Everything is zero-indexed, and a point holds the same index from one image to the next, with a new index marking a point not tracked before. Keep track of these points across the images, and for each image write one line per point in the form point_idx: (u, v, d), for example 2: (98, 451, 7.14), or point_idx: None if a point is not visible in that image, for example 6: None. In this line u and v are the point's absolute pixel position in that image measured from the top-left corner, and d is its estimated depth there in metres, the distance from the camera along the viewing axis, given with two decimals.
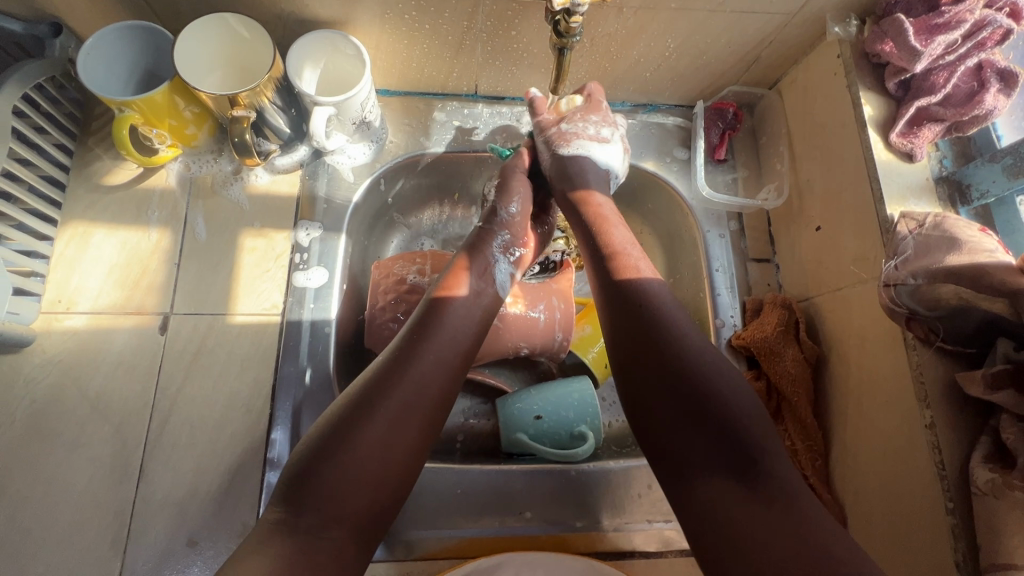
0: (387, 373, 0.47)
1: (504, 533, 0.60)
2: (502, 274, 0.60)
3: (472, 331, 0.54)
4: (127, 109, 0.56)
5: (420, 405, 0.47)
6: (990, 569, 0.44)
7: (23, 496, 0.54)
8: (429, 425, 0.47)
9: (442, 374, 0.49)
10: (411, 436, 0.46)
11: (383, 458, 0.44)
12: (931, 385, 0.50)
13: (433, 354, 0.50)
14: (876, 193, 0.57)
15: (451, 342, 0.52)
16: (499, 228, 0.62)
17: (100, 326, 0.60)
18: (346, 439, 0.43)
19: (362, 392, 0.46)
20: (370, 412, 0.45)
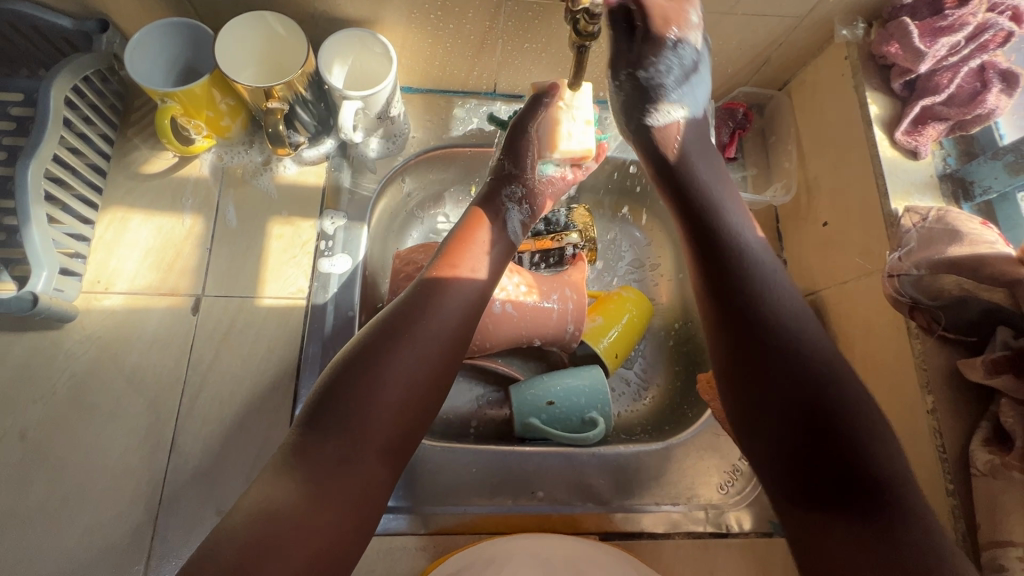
0: (409, 313, 0.50)
1: (517, 512, 0.63)
2: (514, 224, 0.63)
3: (488, 279, 0.56)
4: (168, 100, 0.59)
5: (438, 345, 0.49)
6: (988, 546, 0.46)
7: (64, 463, 0.57)
8: (445, 365, 0.50)
9: (459, 318, 0.52)
10: (431, 372, 0.48)
11: (406, 390, 0.46)
12: (933, 372, 0.52)
13: (450, 298, 0.52)
14: (881, 188, 0.59)
15: (467, 290, 0.54)
16: (512, 181, 0.65)
17: (136, 305, 0.64)
18: (370, 370, 0.46)
19: (385, 329, 0.49)
20: (394, 346, 0.47)
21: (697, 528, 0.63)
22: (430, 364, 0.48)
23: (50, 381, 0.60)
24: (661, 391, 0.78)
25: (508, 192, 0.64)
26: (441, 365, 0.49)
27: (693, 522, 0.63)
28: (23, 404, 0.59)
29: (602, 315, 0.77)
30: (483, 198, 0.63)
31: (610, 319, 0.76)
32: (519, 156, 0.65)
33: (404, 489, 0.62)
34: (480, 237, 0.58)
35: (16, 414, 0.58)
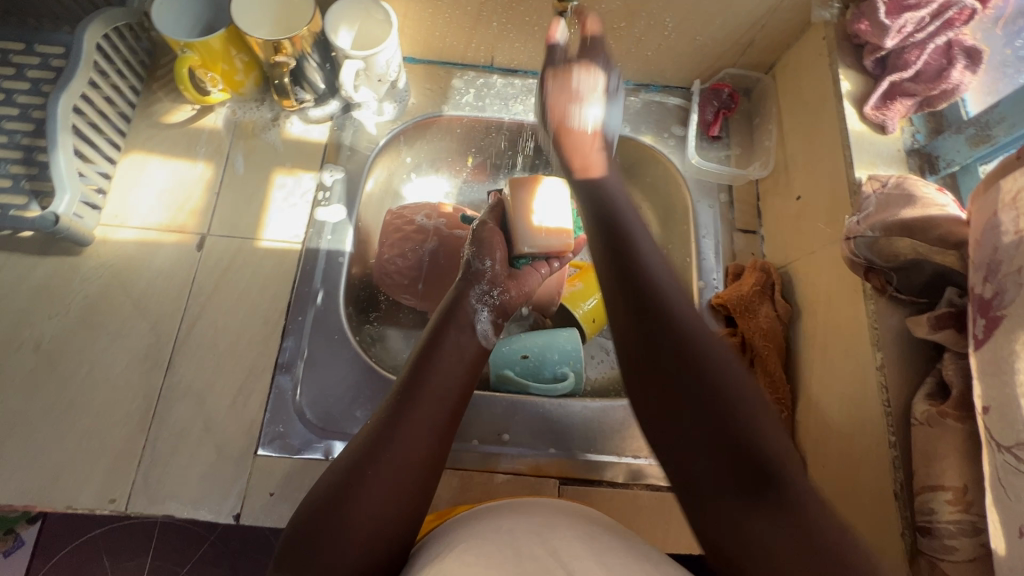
0: (376, 441, 0.43)
1: (483, 453, 0.66)
2: (484, 325, 0.57)
3: (463, 382, 0.49)
4: (188, 50, 0.65)
5: (403, 471, 0.42)
6: (922, 491, 0.47)
7: (71, 373, 0.63)
8: (417, 491, 0.43)
9: (431, 436, 0.45)
10: (405, 501, 0.42)
11: (377, 528, 0.40)
12: (884, 330, 0.54)
13: (417, 414, 0.45)
14: (847, 159, 0.61)
15: (438, 400, 0.46)
16: (478, 280, 0.60)
17: (147, 239, 0.69)
18: (336, 512, 0.40)
19: (351, 461, 0.43)
20: (359, 484, 0.41)
21: (657, 482, 0.66)
22: (401, 498, 0.42)
23: (65, 300, 0.66)
24: None
25: (475, 293, 0.59)
26: (413, 492, 0.43)
27: (653, 475, 0.66)
28: (39, 319, 0.64)
29: (583, 281, 0.79)
30: (461, 283, 0.61)
31: (590, 285, 0.79)
32: (484, 251, 0.62)
33: None
34: (444, 343, 0.51)
35: (32, 327, 0.64)
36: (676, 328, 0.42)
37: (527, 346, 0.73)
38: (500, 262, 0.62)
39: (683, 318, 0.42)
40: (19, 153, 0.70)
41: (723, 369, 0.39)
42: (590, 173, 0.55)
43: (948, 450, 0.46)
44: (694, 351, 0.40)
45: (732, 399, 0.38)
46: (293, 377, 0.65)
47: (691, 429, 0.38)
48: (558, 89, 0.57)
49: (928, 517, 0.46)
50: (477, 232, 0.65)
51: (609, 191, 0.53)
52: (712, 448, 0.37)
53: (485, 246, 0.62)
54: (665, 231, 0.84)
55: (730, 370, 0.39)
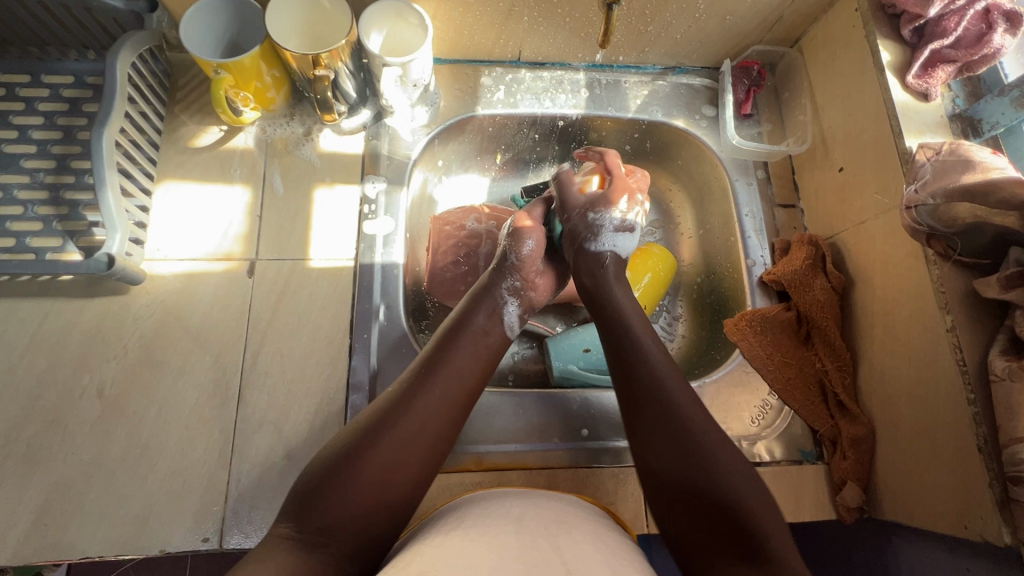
0: (396, 408, 0.50)
1: (563, 448, 0.66)
2: (512, 316, 0.61)
3: (476, 368, 0.55)
4: (221, 71, 0.63)
5: (415, 438, 0.49)
6: (1009, 443, 0.50)
7: (140, 415, 0.61)
8: (422, 459, 0.49)
9: (441, 413, 0.51)
10: (413, 467, 0.48)
11: (384, 483, 0.47)
12: (951, 293, 0.57)
13: (435, 392, 0.51)
14: (895, 128, 0.63)
15: (451, 381, 0.53)
16: (511, 271, 0.62)
17: (195, 270, 0.67)
18: (352, 467, 0.46)
19: (370, 425, 0.49)
20: (373, 443, 0.48)
21: None
22: (408, 461, 0.48)
23: (121, 342, 0.63)
24: (688, 338, 0.83)
25: (506, 284, 0.62)
26: (421, 459, 0.49)
27: None
28: (97, 364, 0.62)
29: (630, 269, 0.80)
30: (484, 278, 0.63)
31: (638, 272, 0.79)
32: (614, 194, 0.66)
33: None
34: (470, 325, 0.57)
35: (91, 373, 0.62)
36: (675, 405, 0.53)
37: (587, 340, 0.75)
38: (537, 249, 0.63)
39: (671, 395, 0.54)
40: (46, 193, 0.66)
41: (706, 432, 0.51)
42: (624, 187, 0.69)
43: None
44: (686, 424, 0.52)
45: (710, 440, 0.51)
46: (366, 395, 0.65)
47: (683, 520, 0.48)
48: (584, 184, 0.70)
49: (1019, 466, 0.49)
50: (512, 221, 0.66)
51: (616, 304, 0.62)
52: (683, 496, 0.49)
53: (618, 186, 0.67)
54: (702, 211, 0.85)
55: (706, 438, 0.51)
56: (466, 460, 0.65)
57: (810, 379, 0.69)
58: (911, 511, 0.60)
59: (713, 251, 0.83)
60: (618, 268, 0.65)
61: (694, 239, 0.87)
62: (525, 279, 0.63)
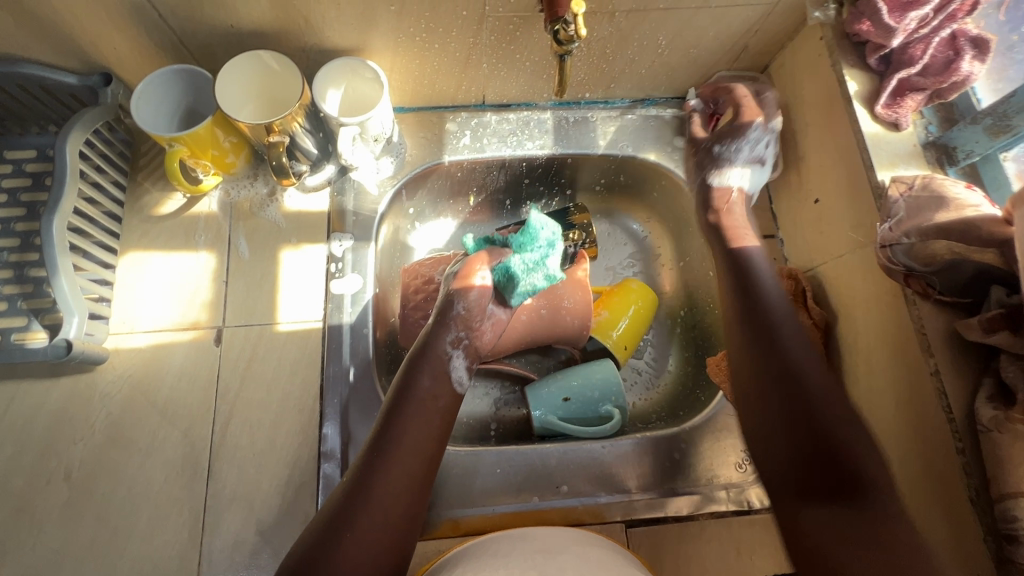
0: (355, 500, 0.49)
1: (543, 507, 0.64)
2: (458, 370, 0.61)
3: (432, 442, 0.55)
4: (175, 144, 0.62)
5: (381, 530, 0.49)
6: (999, 499, 0.47)
7: (108, 498, 0.60)
8: (386, 548, 0.48)
9: (403, 492, 0.51)
10: (384, 556, 0.48)
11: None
12: (932, 335, 0.54)
13: (388, 475, 0.51)
14: (866, 162, 0.61)
15: (403, 464, 0.52)
16: (455, 322, 0.62)
17: (162, 341, 0.66)
18: (316, 570, 0.45)
19: (329, 520, 0.48)
20: (336, 542, 0.47)
21: (719, 508, 0.65)
22: (382, 550, 0.48)
23: (88, 421, 0.63)
24: (674, 376, 0.80)
25: (450, 336, 0.62)
26: (389, 547, 0.49)
27: (715, 503, 0.65)
28: (65, 446, 0.61)
29: (608, 309, 0.79)
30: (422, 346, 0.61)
31: (616, 311, 0.78)
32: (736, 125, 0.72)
33: None
34: (416, 393, 0.57)
35: (58, 456, 0.61)
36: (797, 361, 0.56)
37: (567, 387, 0.73)
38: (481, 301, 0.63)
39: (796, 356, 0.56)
40: (9, 272, 0.66)
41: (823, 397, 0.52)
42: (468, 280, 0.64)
43: (1022, 456, 0.46)
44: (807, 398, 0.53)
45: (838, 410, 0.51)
46: (338, 463, 0.63)
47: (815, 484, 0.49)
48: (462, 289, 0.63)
49: (1012, 524, 0.46)
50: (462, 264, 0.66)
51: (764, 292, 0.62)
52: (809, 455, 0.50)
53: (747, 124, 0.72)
54: (681, 244, 0.84)
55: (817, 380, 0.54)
56: (442, 525, 0.63)
57: None
58: None
59: (695, 285, 0.81)
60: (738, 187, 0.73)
61: (675, 271, 0.85)
62: (469, 327, 0.63)
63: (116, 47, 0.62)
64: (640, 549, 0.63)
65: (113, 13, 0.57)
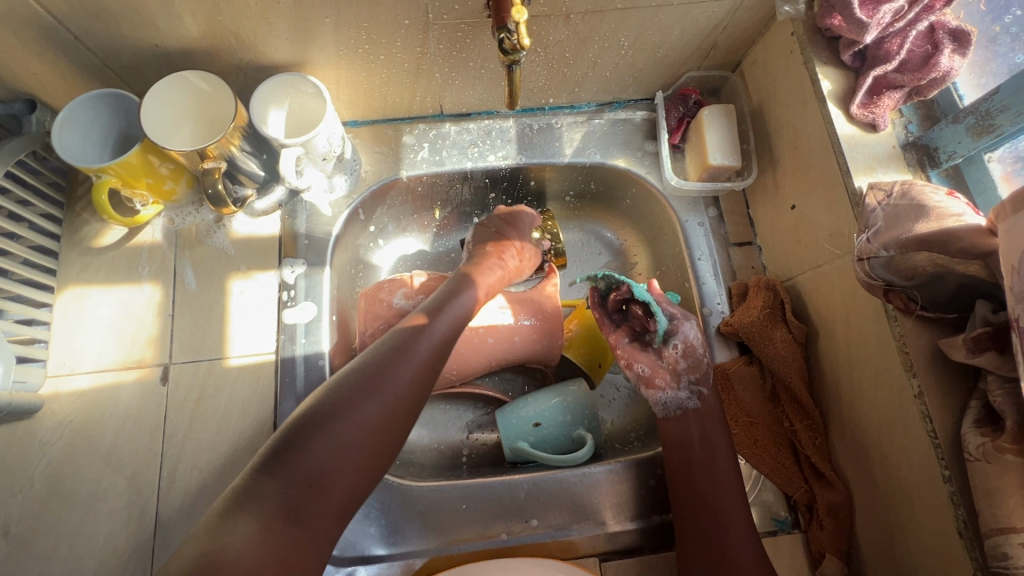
0: (391, 357, 0.51)
1: (511, 542, 0.61)
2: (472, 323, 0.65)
3: (465, 323, 0.57)
4: (104, 174, 0.58)
5: (401, 402, 0.50)
6: (989, 534, 0.44)
7: (48, 554, 0.57)
8: (406, 418, 0.50)
9: (434, 366, 0.53)
10: (400, 427, 0.50)
11: (373, 441, 0.48)
12: (916, 354, 0.50)
13: (427, 343, 0.53)
14: (842, 167, 0.57)
15: (431, 342, 0.53)
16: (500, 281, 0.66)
17: (105, 382, 0.63)
18: (339, 423, 0.46)
19: (355, 380, 0.49)
20: (364, 401, 0.48)
21: None
22: (404, 409, 0.50)
23: (27, 472, 0.59)
24: None
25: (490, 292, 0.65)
26: (410, 415, 0.51)
27: None
28: (3, 499, 0.58)
29: (580, 324, 0.76)
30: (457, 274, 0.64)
31: (588, 327, 0.75)
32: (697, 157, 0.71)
33: (390, 533, 0.61)
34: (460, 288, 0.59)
35: None
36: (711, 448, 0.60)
37: (537, 412, 0.69)
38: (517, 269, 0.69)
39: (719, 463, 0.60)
40: None
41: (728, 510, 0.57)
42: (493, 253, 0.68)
43: (1013, 489, 0.42)
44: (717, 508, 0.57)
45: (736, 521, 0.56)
46: None
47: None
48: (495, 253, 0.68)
49: (1004, 562, 0.43)
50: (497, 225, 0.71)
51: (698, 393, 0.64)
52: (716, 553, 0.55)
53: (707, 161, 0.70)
54: (655, 253, 0.80)
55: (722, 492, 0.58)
56: (405, 566, 0.60)
57: (778, 439, 0.63)
58: None
59: None
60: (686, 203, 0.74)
61: None
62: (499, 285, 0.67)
63: (35, 73, 0.57)
64: None
65: (24, 38, 0.52)
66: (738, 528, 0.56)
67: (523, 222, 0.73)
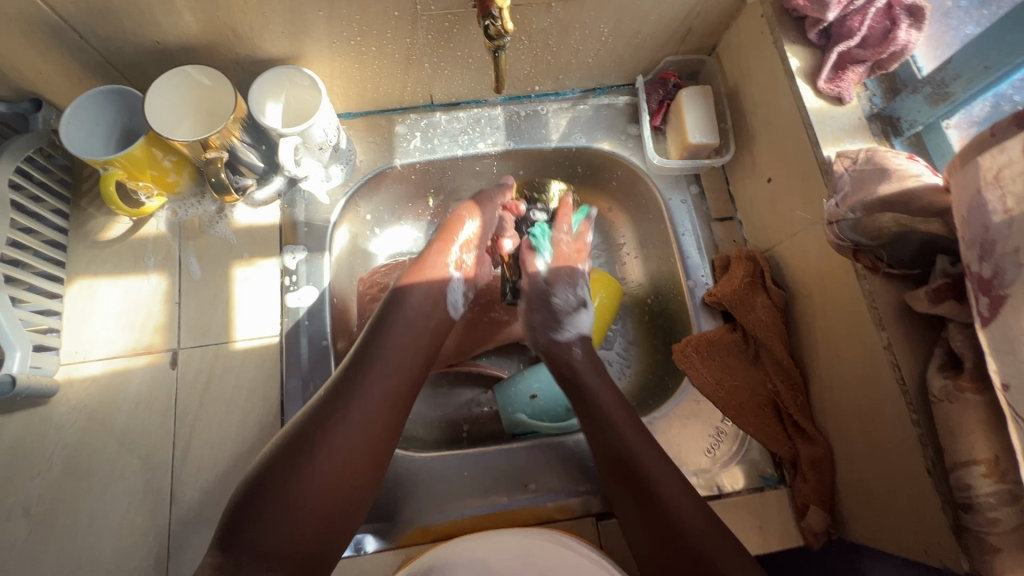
0: (329, 418, 0.52)
1: (513, 506, 0.64)
2: (455, 295, 0.68)
3: (412, 373, 0.59)
4: (111, 167, 0.61)
5: (352, 460, 0.51)
6: (954, 468, 0.47)
7: (69, 531, 0.59)
8: (356, 477, 0.51)
9: (381, 415, 0.54)
10: (353, 486, 0.51)
11: (324, 503, 0.49)
12: (884, 308, 0.54)
13: (366, 397, 0.54)
14: (812, 139, 0.60)
15: (373, 395, 0.55)
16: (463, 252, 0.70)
17: (116, 368, 0.65)
18: (282, 485, 0.48)
19: (292, 446, 0.50)
20: (306, 463, 0.49)
21: None
22: (356, 469, 0.51)
23: (45, 455, 0.61)
24: (642, 364, 0.80)
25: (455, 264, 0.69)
26: (358, 474, 0.52)
27: None
28: (22, 481, 0.60)
29: None
30: (426, 253, 0.68)
31: None
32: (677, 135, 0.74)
33: (397, 501, 0.64)
34: (409, 306, 0.62)
35: (15, 493, 0.60)
36: (625, 442, 0.58)
37: (534, 385, 0.73)
38: (484, 227, 0.72)
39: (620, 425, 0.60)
40: None
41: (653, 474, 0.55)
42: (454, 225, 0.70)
43: (973, 425, 0.46)
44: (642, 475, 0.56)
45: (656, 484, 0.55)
46: None
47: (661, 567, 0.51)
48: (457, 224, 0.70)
49: (967, 492, 0.46)
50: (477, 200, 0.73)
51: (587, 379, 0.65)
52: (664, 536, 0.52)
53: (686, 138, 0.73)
54: (642, 232, 0.83)
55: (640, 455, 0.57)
56: (413, 532, 0.62)
57: (763, 400, 0.67)
58: (876, 536, 0.57)
59: (659, 273, 0.81)
60: (668, 182, 0.78)
61: (638, 260, 0.85)
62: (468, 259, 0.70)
63: (42, 72, 0.60)
64: (612, 541, 0.62)
65: (31, 37, 0.55)
66: (671, 486, 0.55)
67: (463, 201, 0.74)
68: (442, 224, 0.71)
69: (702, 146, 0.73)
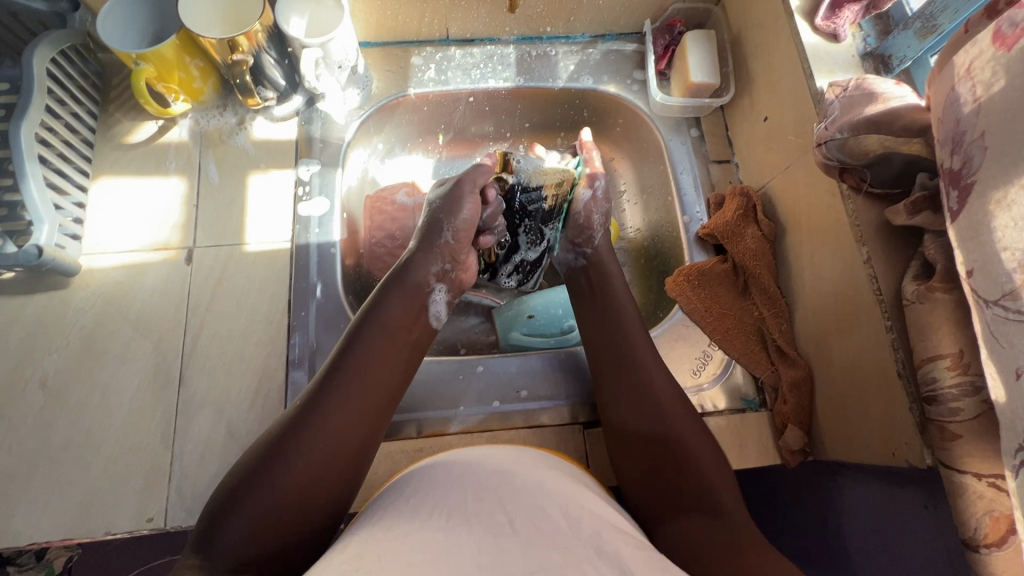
0: (302, 421, 0.47)
1: (506, 412, 0.67)
2: (438, 306, 0.62)
3: (394, 377, 0.53)
4: (143, 62, 0.65)
5: (323, 466, 0.46)
6: (922, 365, 0.50)
7: (81, 404, 0.62)
8: (334, 485, 0.47)
9: (359, 426, 0.49)
10: (326, 492, 0.46)
11: (298, 510, 0.44)
12: (865, 226, 0.57)
13: (344, 401, 0.49)
14: (807, 71, 0.64)
15: (350, 396, 0.49)
16: (442, 254, 0.63)
17: (133, 262, 0.68)
18: (249, 496, 0.43)
19: (264, 454, 0.46)
20: (279, 469, 0.44)
21: None
22: (331, 473, 0.47)
23: (62, 335, 0.65)
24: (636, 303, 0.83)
25: (436, 267, 0.63)
26: (336, 480, 0.47)
27: None
28: (39, 356, 0.64)
29: None
30: (404, 261, 0.62)
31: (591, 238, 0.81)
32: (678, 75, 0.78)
33: None
34: (384, 315, 0.56)
35: (33, 365, 0.63)
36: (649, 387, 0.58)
37: (530, 306, 0.77)
38: (471, 220, 0.65)
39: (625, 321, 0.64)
40: None
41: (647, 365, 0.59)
42: (434, 233, 0.64)
43: (941, 322, 0.49)
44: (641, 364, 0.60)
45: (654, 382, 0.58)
46: (307, 370, 0.66)
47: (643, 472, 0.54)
48: (439, 230, 0.64)
49: (932, 385, 0.49)
50: (457, 182, 0.67)
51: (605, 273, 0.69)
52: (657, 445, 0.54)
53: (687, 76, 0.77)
54: (642, 175, 0.86)
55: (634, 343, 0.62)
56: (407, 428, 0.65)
57: (747, 327, 0.70)
58: (847, 449, 0.60)
59: (657, 214, 0.84)
60: (668, 124, 0.81)
61: (638, 206, 0.88)
62: (450, 269, 0.64)
63: None
64: (597, 448, 0.64)
65: None
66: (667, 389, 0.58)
67: (460, 198, 0.65)
68: (422, 227, 0.65)
69: (703, 86, 0.76)
